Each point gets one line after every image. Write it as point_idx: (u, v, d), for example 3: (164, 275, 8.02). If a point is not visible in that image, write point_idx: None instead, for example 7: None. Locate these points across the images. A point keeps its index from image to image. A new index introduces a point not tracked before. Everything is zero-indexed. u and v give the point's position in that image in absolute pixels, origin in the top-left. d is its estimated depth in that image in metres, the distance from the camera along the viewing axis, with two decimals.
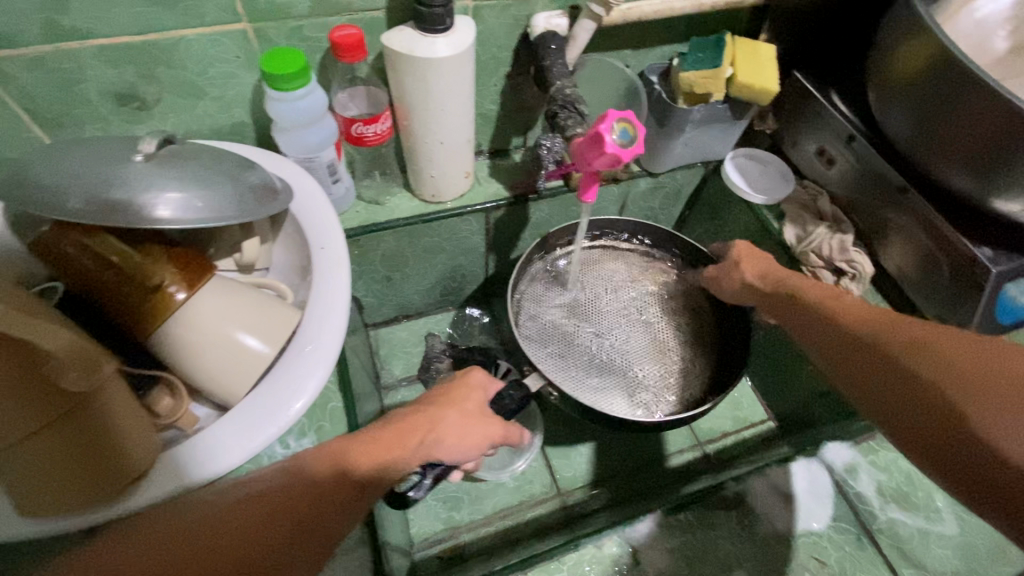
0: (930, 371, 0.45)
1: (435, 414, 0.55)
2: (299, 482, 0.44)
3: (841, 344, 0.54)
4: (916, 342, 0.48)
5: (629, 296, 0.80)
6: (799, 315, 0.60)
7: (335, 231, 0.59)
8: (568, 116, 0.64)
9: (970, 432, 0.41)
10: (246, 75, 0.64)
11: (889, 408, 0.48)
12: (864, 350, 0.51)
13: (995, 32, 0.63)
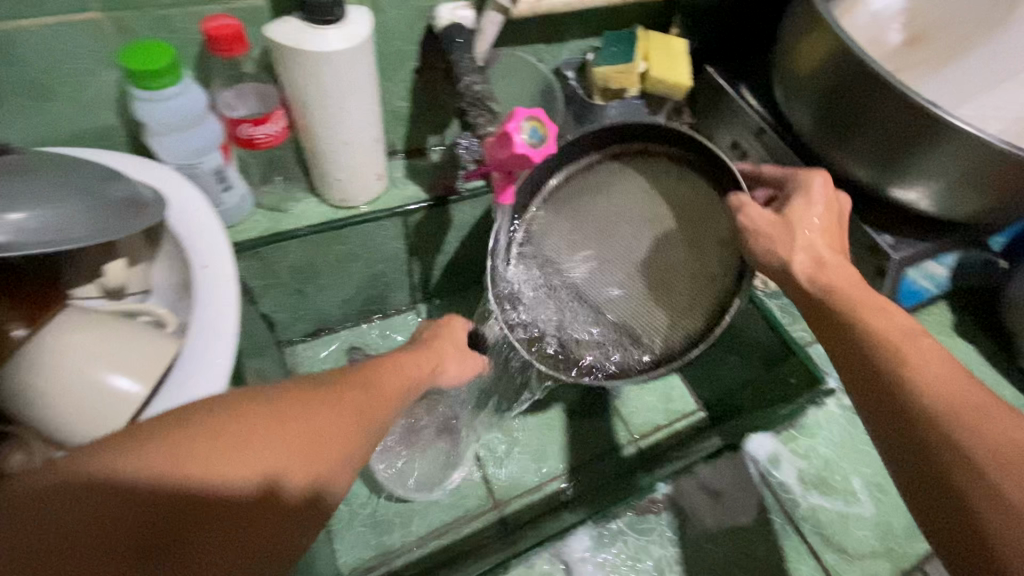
0: (957, 423, 0.38)
1: (437, 348, 0.58)
2: (264, 497, 0.32)
3: (867, 374, 0.45)
4: (951, 395, 0.40)
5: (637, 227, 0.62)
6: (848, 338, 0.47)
7: (220, 248, 0.53)
8: (478, 113, 0.60)
9: (984, 496, 0.35)
10: (108, 72, 0.56)
11: (896, 452, 0.41)
12: (889, 377, 0.43)
13: (890, 25, 0.64)
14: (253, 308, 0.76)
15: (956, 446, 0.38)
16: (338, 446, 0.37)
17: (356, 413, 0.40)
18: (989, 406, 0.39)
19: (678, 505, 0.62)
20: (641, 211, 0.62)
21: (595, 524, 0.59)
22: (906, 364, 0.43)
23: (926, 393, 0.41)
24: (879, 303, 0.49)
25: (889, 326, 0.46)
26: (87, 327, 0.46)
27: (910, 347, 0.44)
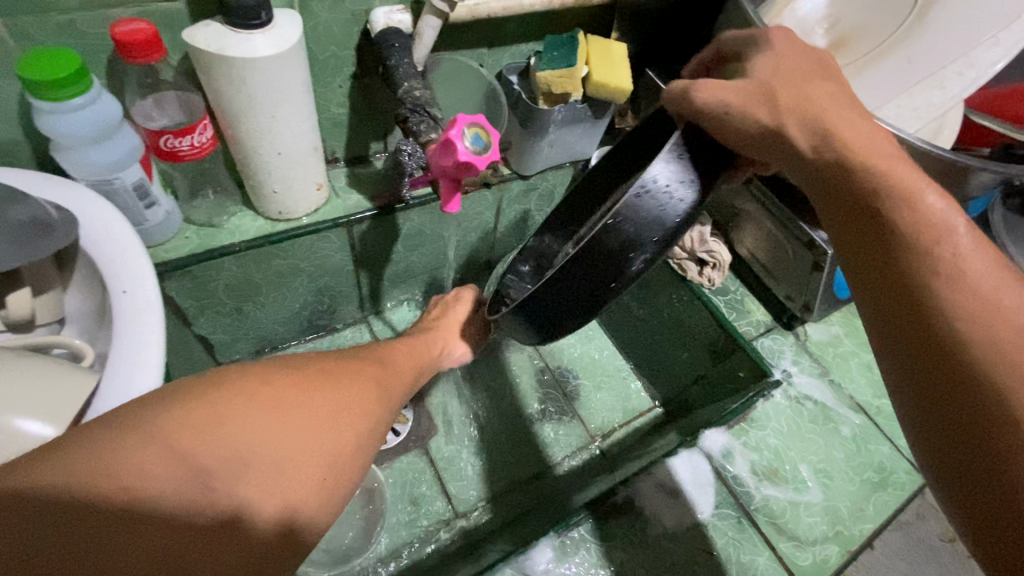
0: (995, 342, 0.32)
1: (441, 332, 0.61)
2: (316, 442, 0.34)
3: (881, 280, 0.37)
4: (998, 319, 0.33)
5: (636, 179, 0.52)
6: (858, 237, 0.39)
7: (143, 271, 0.49)
8: (420, 120, 0.59)
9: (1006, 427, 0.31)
10: (6, 82, 0.51)
11: (905, 380, 0.36)
12: (914, 285, 0.36)
13: (816, 30, 0.66)
14: (187, 330, 0.71)
15: (993, 383, 0.32)
16: (362, 417, 0.37)
17: (370, 384, 0.40)
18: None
19: (638, 508, 0.62)
20: None
21: (558, 534, 0.59)
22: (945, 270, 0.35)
23: (955, 303, 0.34)
24: (906, 190, 0.38)
25: (919, 216, 0.37)
26: None
27: (947, 248, 0.36)
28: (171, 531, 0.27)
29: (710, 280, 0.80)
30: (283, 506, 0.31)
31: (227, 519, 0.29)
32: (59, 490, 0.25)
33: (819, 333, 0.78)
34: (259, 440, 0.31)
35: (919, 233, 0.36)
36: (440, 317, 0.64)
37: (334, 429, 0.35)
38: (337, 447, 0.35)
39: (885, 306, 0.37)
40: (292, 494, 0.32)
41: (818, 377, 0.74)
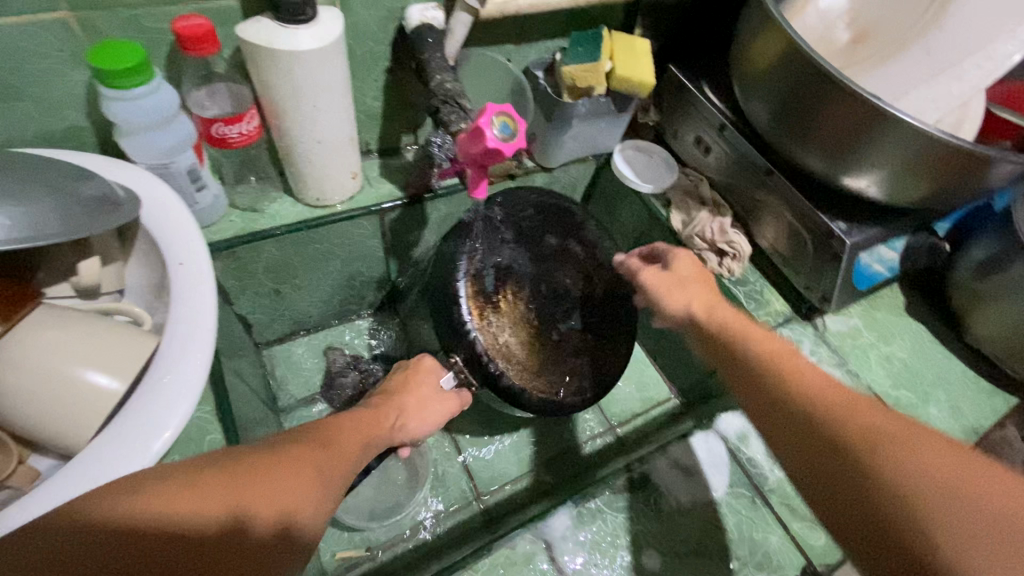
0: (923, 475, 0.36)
1: (397, 403, 0.65)
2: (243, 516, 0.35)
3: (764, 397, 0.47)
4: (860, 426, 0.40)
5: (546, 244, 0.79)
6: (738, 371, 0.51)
7: (197, 246, 0.53)
8: (451, 111, 0.62)
9: (904, 509, 0.36)
10: (77, 72, 0.55)
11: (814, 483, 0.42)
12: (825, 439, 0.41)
13: (836, 24, 0.68)
14: (231, 308, 0.76)
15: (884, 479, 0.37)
16: (300, 499, 0.39)
17: (308, 469, 0.41)
18: (946, 456, 0.37)
19: (654, 483, 0.65)
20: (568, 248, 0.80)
21: (575, 503, 0.62)
22: (843, 418, 0.41)
23: (854, 436, 0.40)
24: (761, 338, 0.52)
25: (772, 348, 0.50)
26: (64, 325, 0.45)
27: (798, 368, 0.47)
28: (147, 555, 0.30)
29: (730, 271, 0.81)
30: (281, 523, 0.37)
31: (229, 528, 0.34)
32: (57, 531, 0.30)
33: (838, 325, 0.79)
34: (214, 501, 0.34)
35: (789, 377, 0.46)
36: (405, 381, 0.69)
37: (304, 483, 0.40)
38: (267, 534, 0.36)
39: (810, 456, 0.42)
40: (292, 507, 0.38)
41: (836, 367, 0.75)
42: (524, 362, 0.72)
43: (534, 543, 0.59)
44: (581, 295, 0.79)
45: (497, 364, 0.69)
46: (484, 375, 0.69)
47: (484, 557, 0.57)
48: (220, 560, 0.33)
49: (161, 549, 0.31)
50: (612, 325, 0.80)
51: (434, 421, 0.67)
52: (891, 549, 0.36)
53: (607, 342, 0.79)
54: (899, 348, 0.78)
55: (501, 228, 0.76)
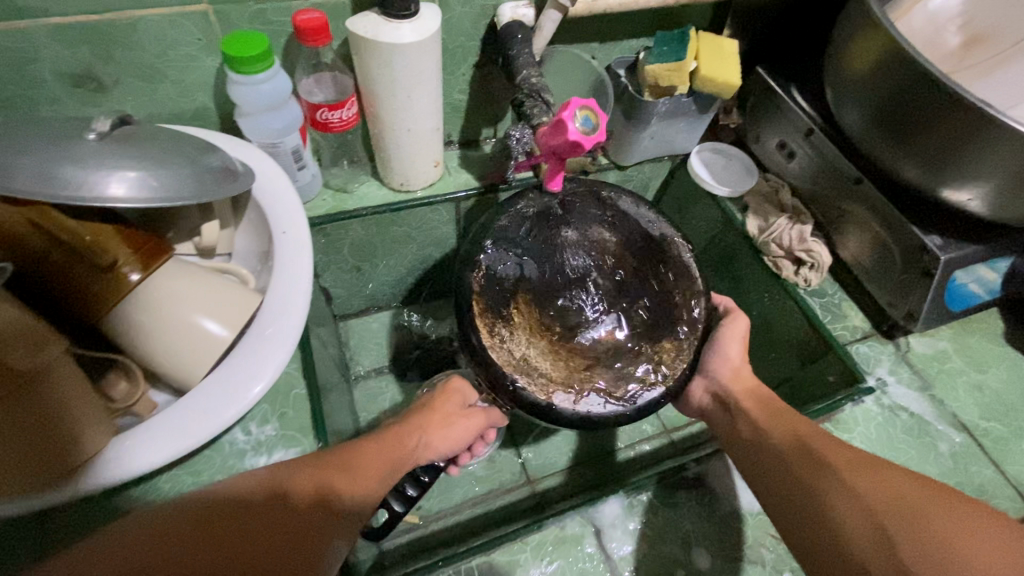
0: (951, 544, 0.41)
1: (419, 422, 0.62)
2: (282, 492, 0.44)
3: (756, 457, 0.56)
4: (825, 451, 0.52)
5: (577, 238, 0.71)
6: (744, 431, 0.59)
7: (299, 217, 0.59)
8: (534, 105, 0.64)
9: (859, 507, 0.46)
10: (208, 59, 0.62)
11: (802, 515, 0.49)
12: (823, 507, 0.48)
13: (946, 27, 0.64)
14: (317, 280, 0.83)
15: (849, 486, 0.48)
16: (338, 491, 0.47)
17: (344, 470, 0.49)
18: (914, 485, 0.47)
19: (708, 486, 0.61)
20: (606, 247, 0.71)
21: (627, 494, 0.59)
22: (833, 477, 0.49)
23: (819, 470, 0.50)
24: (743, 406, 0.61)
25: (758, 412, 0.60)
26: (190, 276, 0.51)
27: (760, 426, 0.58)
28: (215, 513, 0.40)
29: (806, 280, 0.78)
30: (318, 493, 0.45)
31: (275, 494, 0.43)
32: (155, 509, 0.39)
33: (923, 346, 0.74)
34: (258, 478, 0.44)
35: (762, 440, 0.57)
36: (429, 402, 0.66)
37: (338, 472, 0.48)
38: (305, 506, 0.44)
39: (796, 499, 0.50)
40: (328, 482, 0.47)
41: (918, 390, 0.70)
42: (552, 374, 0.62)
43: (583, 527, 0.57)
44: (609, 286, 0.70)
45: (517, 380, 0.60)
46: (509, 395, 0.60)
47: (535, 532, 0.56)
48: (271, 513, 0.42)
49: (225, 508, 0.40)
50: (661, 315, 0.67)
51: (459, 440, 0.64)
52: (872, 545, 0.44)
53: (653, 334, 0.66)
54: (993, 377, 0.72)
55: (515, 227, 0.68)
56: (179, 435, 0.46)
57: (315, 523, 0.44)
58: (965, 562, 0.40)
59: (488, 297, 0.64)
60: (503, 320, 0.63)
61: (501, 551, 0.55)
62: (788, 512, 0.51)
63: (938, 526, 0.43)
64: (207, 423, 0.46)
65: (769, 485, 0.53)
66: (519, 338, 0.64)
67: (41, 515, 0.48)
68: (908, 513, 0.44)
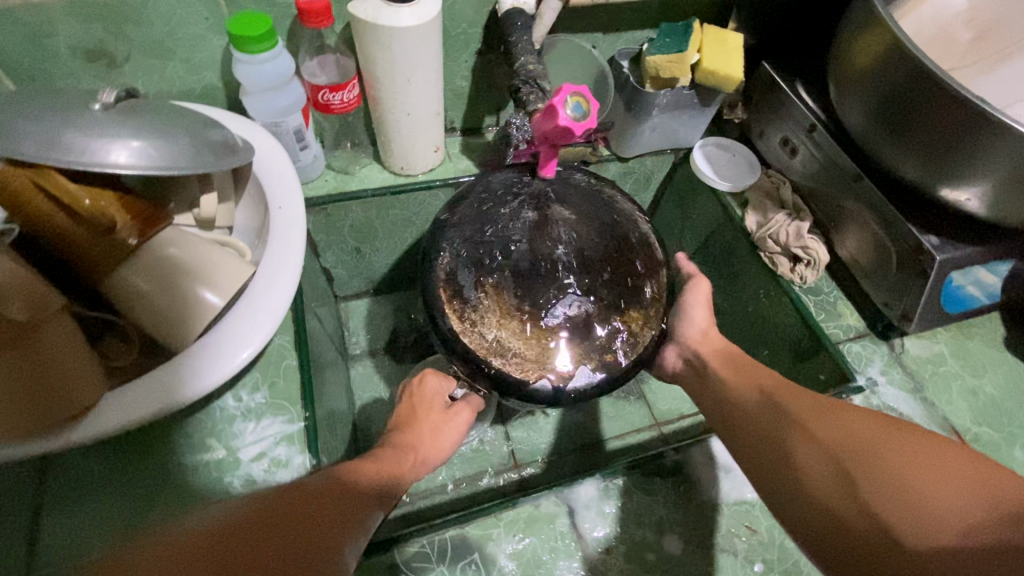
0: (909, 477, 0.42)
1: (412, 436, 0.63)
2: (297, 490, 0.46)
3: (728, 416, 0.58)
4: (787, 398, 0.54)
5: (539, 216, 0.71)
6: (716, 394, 0.61)
7: (295, 194, 0.61)
8: (530, 91, 0.65)
9: (819, 448, 0.48)
10: (216, 39, 0.65)
11: (768, 466, 0.51)
12: (790, 456, 0.49)
13: (949, 25, 0.64)
14: (318, 259, 0.85)
15: (812, 431, 0.49)
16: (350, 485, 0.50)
17: (347, 470, 0.52)
18: (872, 422, 0.48)
19: (684, 474, 0.66)
20: (570, 222, 0.71)
21: (603, 478, 0.64)
22: (797, 424, 0.51)
23: (787, 419, 0.52)
24: (719, 368, 0.63)
25: (727, 369, 0.62)
26: (186, 243, 0.53)
27: (734, 385, 0.60)
28: (239, 517, 0.41)
29: (802, 278, 0.78)
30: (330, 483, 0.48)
31: (293, 493, 0.45)
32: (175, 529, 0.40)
33: (918, 348, 0.73)
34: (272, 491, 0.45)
35: (735, 398, 0.58)
36: (411, 415, 0.66)
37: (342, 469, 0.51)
38: (321, 496, 0.46)
39: (762, 452, 0.52)
40: (337, 473, 0.50)
41: (909, 392, 0.69)
42: (524, 351, 0.63)
43: (556, 507, 0.63)
44: (577, 257, 0.69)
45: (493, 363, 0.63)
46: (485, 378, 0.63)
47: (509, 509, 0.62)
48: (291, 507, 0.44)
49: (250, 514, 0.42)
50: (627, 285, 0.68)
51: (451, 443, 0.65)
52: (838, 488, 0.45)
53: (620, 304, 0.67)
54: (990, 383, 0.71)
55: (478, 218, 0.70)
56: (166, 394, 0.48)
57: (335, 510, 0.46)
58: (924, 492, 0.41)
59: (455, 285, 0.66)
60: (473, 306, 0.65)
61: (475, 525, 0.61)
62: (763, 474, 0.51)
63: (896, 462, 0.44)
64: (195, 386, 0.48)
65: (740, 441, 0.55)
66: (490, 321, 0.64)
67: (47, 461, 0.52)
68: (864, 448, 0.46)
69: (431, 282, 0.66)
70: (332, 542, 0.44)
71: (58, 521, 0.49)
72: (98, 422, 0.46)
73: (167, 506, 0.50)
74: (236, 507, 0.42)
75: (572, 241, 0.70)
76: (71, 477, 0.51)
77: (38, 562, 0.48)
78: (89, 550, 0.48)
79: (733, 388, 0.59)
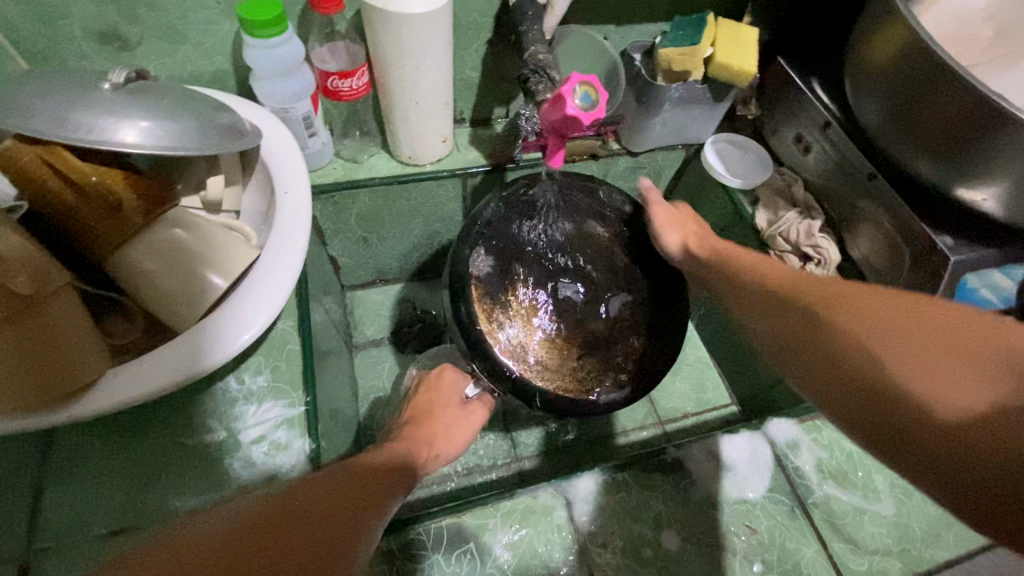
0: (941, 356, 0.39)
1: (428, 430, 0.63)
2: (305, 484, 0.45)
3: (751, 308, 0.55)
4: (814, 290, 0.51)
5: (574, 227, 0.71)
6: (737, 291, 0.59)
7: (301, 179, 0.61)
8: (538, 81, 0.63)
9: (846, 330, 0.45)
10: (226, 23, 0.65)
11: (794, 353, 0.48)
12: (815, 336, 0.47)
13: (971, 23, 0.63)
14: (324, 247, 0.85)
15: (842, 314, 0.46)
16: (356, 479, 0.49)
17: (352, 464, 0.51)
18: (903, 306, 0.44)
19: (686, 471, 0.67)
20: (603, 237, 0.71)
21: (603, 472, 0.65)
22: (827, 307, 0.48)
23: (819, 305, 0.48)
24: (739, 273, 0.60)
25: (753, 270, 0.59)
26: (190, 225, 0.53)
27: (762, 279, 0.57)
28: (246, 515, 0.39)
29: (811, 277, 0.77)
30: (334, 476, 0.47)
31: (299, 488, 0.44)
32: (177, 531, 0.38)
33: None
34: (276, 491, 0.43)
35: (760, 292, 0.55)
36: (428, 407, 0.67)
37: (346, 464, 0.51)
38: (330, 491, 0.45)
39: (788, 338, 0.49)
40: (343, 468, 0.49)
41: None
42: (549, 363, 0.64)
43: (553, 498, 0.63)
44: (608, 277, 0.70)
45: (515, 366, 0.62)
46: (505, 382, 0.62)
47: (506, 499, 0.63)
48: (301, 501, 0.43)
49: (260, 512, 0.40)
50: (653, 310, 0.69)
51: (466, 439, 0.66)
52: (863, 365, 0.42)
53: (645, 330, 0.68)
54: None
55: (512, 219, 0.68)
56: (166, 372, 0.48)
57: (342, 502, 0.45)
58: (952, 369, 0.38)
59: (490, 286, 0.65)
60: (504, 312, 0.65)
61: (471, 513, 0.61)
62: (788, 354, 0.49)
63: (930, 343, 0.40)
64: (195, 364, 0.48)
65: (766, 330, 0.52)
66: (521, 329, 0.65)
67: (50, 436, 0.53)
68: (894, 331, 0.42)
69: (462, 277, 0.64)
70: (349, 539, 0.43)
71: (60, 495, 0.50)
72: (99, 398, 0.46)
73: (168, 485, 0.51)
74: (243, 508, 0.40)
75: (603, 258, 0.70)
76: (76, 453, 0.52)
77: (39, 535, 0.48)
78: (90, 526, 0.49)
79: (756, 285, 0.56)
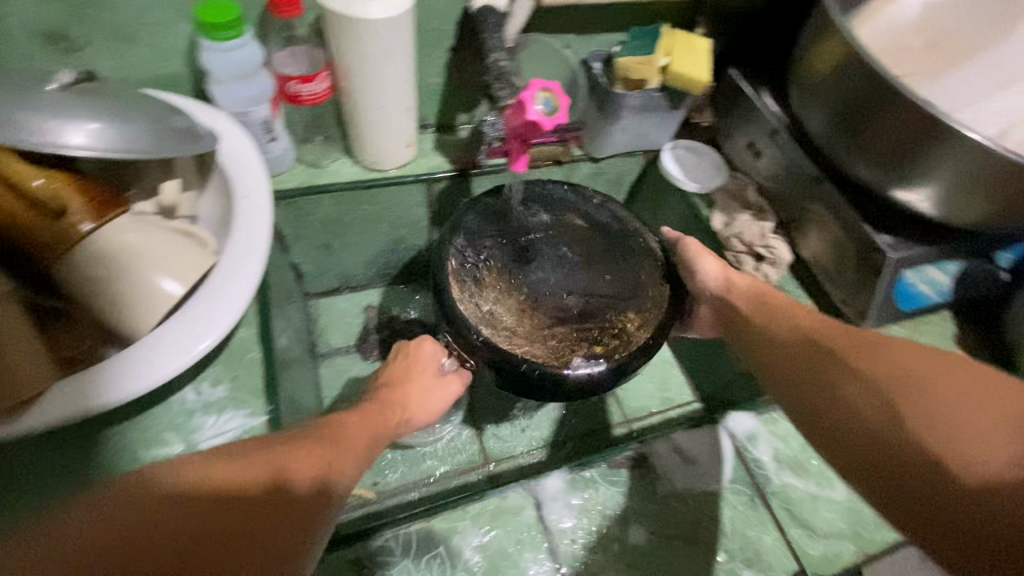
0: (958, 421, 0.44)
1: (401, 396, 0.63)
2: (275, 482, 0.43)
3: (771, 357, 0.60)
4: (837, 342, 0.55)
5: (547, 211, 0.75)
6: (754, 337, 0.63)
7: (261, 184, 0.60)
8: (501, 86, 0.65)
9: (868, 393, 0.49)
10: (180, 24, 0.63)
11: (809, 411, 0.53)
12: (836, 397, 0.52)
13: (902, 32, 0.68)
14: (287, 254, 0.84)
15: (862, 375, 0.51)
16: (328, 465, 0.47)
17: (331, 444, 0.49)
18: (935, 366, 0.49)
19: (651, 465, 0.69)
20: (576, 222, 0.76)
21: (571, 470, 0.67)
22: (852, 366, 0.52)
23: (852, 357, 0.53)
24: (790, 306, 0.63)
25: (781, 307, 0.63)
26: (144, 230, 0.51)
27: (803, 318, 0.61)
28: (198, 502, 0.39)
29: (765, 275, 0.80)
30: (316, 482, 0.45)
31: (271, 485, 0.42)
32: (124, 495, 0.38)
33: None
34: (241, 467, 0.43)
35: (784, 342, 0.59)
36: (402, 372, 0.66)
37: (330, 449, 0.49)
38: (298, 499, 0.44)
39: (807, 395, 0.54)
40: (328, 473, 0.47)
41: None
42: (516, 330, 0.68)
43: (522, 498, 0.64)
44: (578, 259, 0.74)
45: (480, 333, 0.64)
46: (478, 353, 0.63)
47: (476, 500, 0.63)
48: (265, 504, 0.42)
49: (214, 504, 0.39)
50: (626, 288, 0.72)
51: (439, 408, 0.66)
52: (885, 429, 0.47)
53: (620, 304, 0.71)
54: None
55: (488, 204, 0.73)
56: (118, 383, 0.46)
57: (303, 503, 0.44)
58: (970, 435, 0.43)
59: (461, 261, 0.69)
60: (473, 286, 0.69)
61: (441, 516, 0.61)
62: (807, 409, 0.54)
63: (952, 404, 0.45)
64: (148, 373, 0.47)
65: (785, 380, 0.57)
66: (489, 297, 0.70)
67: None
68: (915, 390, 0.47)
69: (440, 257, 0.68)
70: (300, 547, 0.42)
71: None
72: (42, 411, 0.44)
73: None
74: (197, 481, 0.40)
75: (573, 240, 0.75)
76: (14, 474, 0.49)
77: None
78: None
79: (781, 331, 0.61)
